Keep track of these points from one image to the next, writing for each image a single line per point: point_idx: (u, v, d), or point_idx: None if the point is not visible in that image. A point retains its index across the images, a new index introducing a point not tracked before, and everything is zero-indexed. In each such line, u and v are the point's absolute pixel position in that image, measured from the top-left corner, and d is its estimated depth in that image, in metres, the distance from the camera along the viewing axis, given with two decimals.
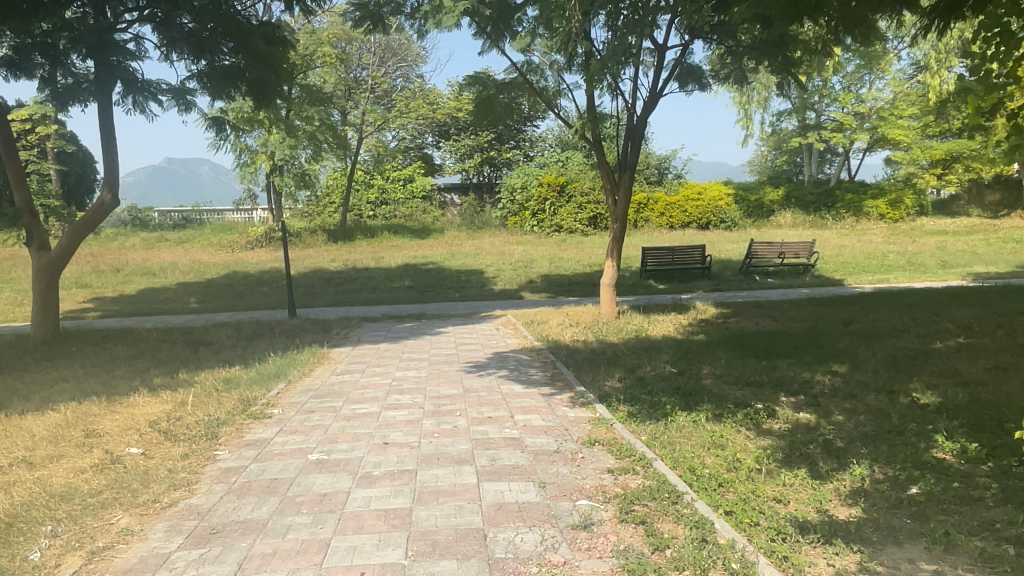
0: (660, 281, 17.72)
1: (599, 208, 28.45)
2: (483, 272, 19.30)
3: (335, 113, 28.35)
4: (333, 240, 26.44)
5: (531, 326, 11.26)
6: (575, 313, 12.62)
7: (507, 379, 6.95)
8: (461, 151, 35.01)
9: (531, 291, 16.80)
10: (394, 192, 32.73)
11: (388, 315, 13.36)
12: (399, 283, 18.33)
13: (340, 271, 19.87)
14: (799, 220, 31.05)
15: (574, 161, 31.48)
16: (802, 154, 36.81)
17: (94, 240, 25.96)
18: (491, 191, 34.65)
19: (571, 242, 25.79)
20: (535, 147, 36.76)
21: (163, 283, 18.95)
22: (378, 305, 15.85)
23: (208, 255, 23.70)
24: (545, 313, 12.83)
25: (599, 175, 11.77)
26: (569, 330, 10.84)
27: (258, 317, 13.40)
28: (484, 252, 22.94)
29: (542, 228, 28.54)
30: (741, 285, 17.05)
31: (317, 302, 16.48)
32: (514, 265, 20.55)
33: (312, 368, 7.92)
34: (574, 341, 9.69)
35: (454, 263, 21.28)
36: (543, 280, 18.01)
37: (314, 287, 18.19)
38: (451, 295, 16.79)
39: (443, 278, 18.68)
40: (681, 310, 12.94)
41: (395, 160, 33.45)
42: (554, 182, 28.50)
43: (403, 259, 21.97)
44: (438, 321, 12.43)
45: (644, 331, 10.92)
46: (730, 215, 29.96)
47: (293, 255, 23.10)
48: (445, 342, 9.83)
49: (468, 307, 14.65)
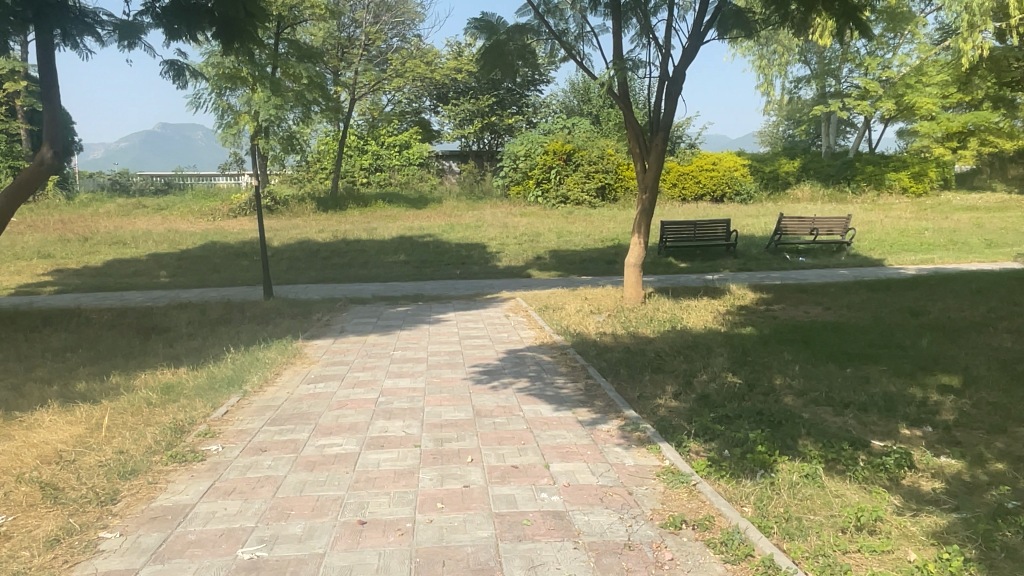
0: (680, 259, 16.06)
1: (607, 178, 26.60)
2: (486, 247, 17.62)
3: (327, 73, 26.44)
4: (324, 209, 24.68)
5: (546, 313, 9.62)
6: (594, 297, 10.99)
7: (528, 395, 5.31)
8: (460, 117, 33.03)
9: (540, 269, 15.14)
10: (389, 158, 30.87)
11: (379, 297, 11.70)
12: (393, 258, 16.64)
13: (329, 243, 18.17)
14: (818, 194, 29.33)
15: (580, 128, 29.60)
16: (819, 125, 35.01)
17: (66, 205, 24.13)
18: (492, 159, 32.77)
19: (579, 214, 24.04)
20: (538, 113, 34.82)
21: (134, 254, 17.22)
22: (369, 283, 14.18)
23: (188, 223, 21.93)
24: (559, 296, 11.18)
25: (627, 135, 10.05)
26: (591, 319, 9.20)
27: (231, 296, 11.73)
28: (485, 224, 21.25)
29: (546, 199, 26.78)
30: (771, 265, 15.38)
31: (302, 279, 14.82)
32: (519, 239, 18.85)
33: (280, 370, 6.28)
34: (601, 334, 8.06)
35: (453, 235, 19.59)
36: (550, 256, 16.33)
37: (299, 261, 16.50)
38: (450, 273, 15.12)
39: (441, 252, 16.99)
40: (715, 295, 11.30)
41: (390, 125, 31.52)
42: (559, 149, 26.65)
43: (398, 230, 20.27)
44: (436, 305, 10.78)
45: (680, 320, 9.29)
46: (746, 187, 28.24)
47: (280, 225, 21.35)
48: (446, 334, 8.18)
49: (470, 288, 12.99)
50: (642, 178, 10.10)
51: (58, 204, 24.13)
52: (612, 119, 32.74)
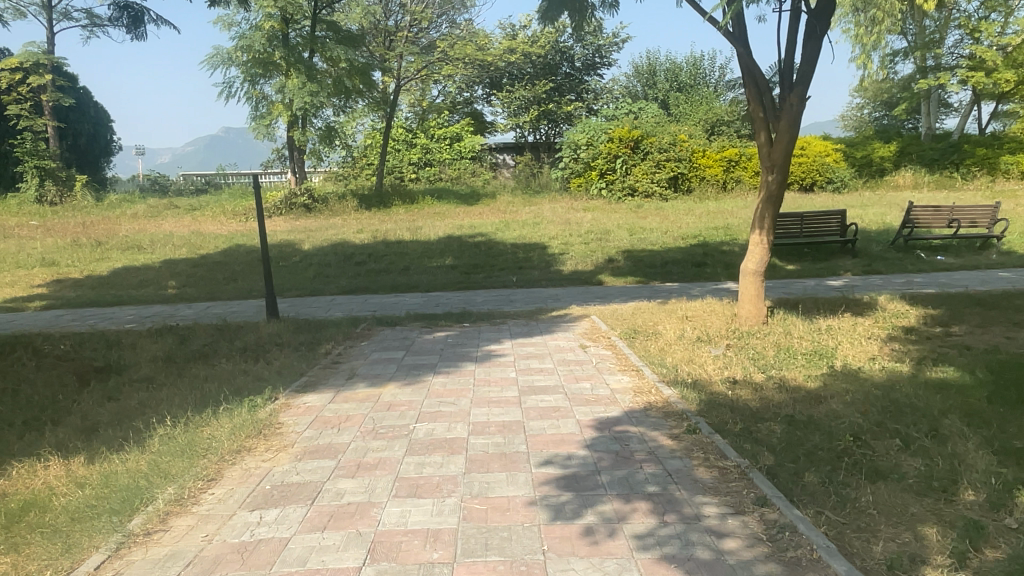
0: (784, 260, 13.10)
1: (680, 168, 23.64)
2: (547, 247, 14.97)
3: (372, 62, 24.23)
4: (367, 207, 22.40)
5: (637, 342, 6.92)
6: (697, 316, 8.25)
7: (662, 561, 2.62)
8: (515, 104, 30.35)
9: (613, 274, 12.45)
10: (439, 152, 28.47)
11: (414, 315, 9.18)
12: (437, 261, 14.14)
13: (366, 245, 15.77)
14: (922, 181, 25.69)
15: (648, 113, 26.63)
16: (916, 105, 31.04)
17: (94, 207, 22.42)
18: (549, 151, 30.12)
19: (650, 208, 21.18)
20: (600, 100, 31.88)
21: (146, 261, 15.09)
22: (406, 295, 11.71)
23: (217, 225, 19.89)
24: (647, 317, 8.46)
25: (746, 95, 7.31)
26: (704, 353, 6.47)
27: (231, 317, 9.34)
28: (545, 221, 18.60)
29: (611, 191, 23.88)
30: (903, 266, 12.27)
31: (328, 290, 12.42)
32: (584, 237, 16.13)
33: (222, 469, 3.75)
34: (733, 385, 5.31)
35: (509, 233, 17.01)
36: (625, 258, 13.56)
37: (329, 267, 14.12)
38: (504, 280, 12.51)
39: (494, 255, 14.40)
40: (860, 311, 8.38)
41: (440, 116, 29.11)
42: (626, 135, 23.77)
43: (446, 229, 17.80)
44: (487, 328, 8.18)
45: (835, 356, 6.47)
46: (840, 173, 24.81)
47: (316, 225, 19.12)
48: (500, 379, 5.56)
49: (530, 302, 10.34)
50: (766, 153, 7.34)
51: (86, 206, 22.43)
52: (683, 103, 29.67)
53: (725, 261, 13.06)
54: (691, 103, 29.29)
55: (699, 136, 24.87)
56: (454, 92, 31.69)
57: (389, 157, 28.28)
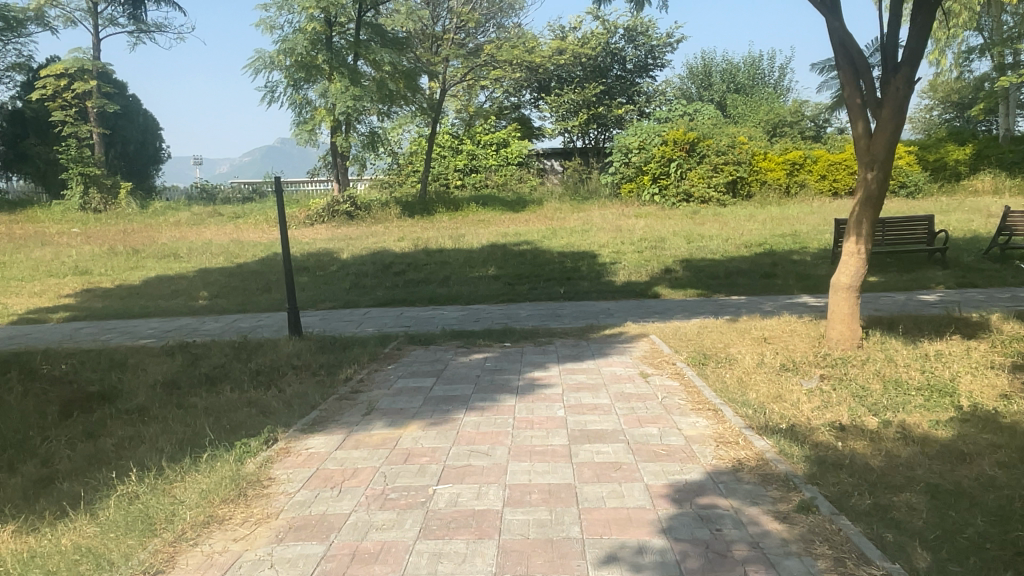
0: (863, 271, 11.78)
1: (739, 171, 22.34)
2: (598, 256, 13.92)
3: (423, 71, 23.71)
4: (410, 214, 21.64)
5: (710, 371, 5.83)
6: (777, 340, 7.10)
7: None
8: (564, 107, 29.34)
9: (672, 286, 11.33)
10: (485, 158, 27.65)
11: (451, 332, 8.23)
12: (480, 271, 13.22)
13: (406, 254, 14.95)
14: (1004, 185, 23.74)
15: (704, 115, 25.34)
16: (994, 105, 28.85)
17: (137, 215, 22.22)
18: (600, 156, 29.00)
19: (707, 214, 19.96)
20: (653, 103, 30.64)
21: (180, 270, 14.55)
22: (445, 307, 10.80)
23: (257, 233, 19.38)
24: (717, 339, 7.33)
25: (841, 78, 6.23)
26: (796, 388, 5.33)
27: (253, 333, 8.55)
28: (596, 228, 17.54)
29: (665, 197, 22.70)
30: (1004, 277, 10.83)
31: (363, 302, 11.59)
32: (638, 245, 15.02)
33: (175, 554, 2.83)
34: (843, 436, 4.19)
35: (557, 241, 16.00)
36: (684, 268, 12.42)
37: (366, 277, 13.31)
38: (551, 292, 11.50)
39: (541, 264, 13.40)
40: (972, 333, 7.09)
41: (487, 121, 28.31)
42: (681, 138, 22.51)
43: (490, 237, 16.89)
44: (532, 348, 7.17)
45: (958, 391, 5.27)
46: (914, 177, 23.17)
47: (356, 233, 18.43)
48: (547, 420, 4.52)
49: (580, 317, 9.29)
50: (864, 146, 6.23)
51: (129, 214, 22.22)
52: (741, 104, 28.26)
53: (796, 272, 11.81)
54: (749, 104, 27.87)
55: (759, 139, 23.59)
56: (501, 97, 30.87)
57: (435, 163, 27.56)
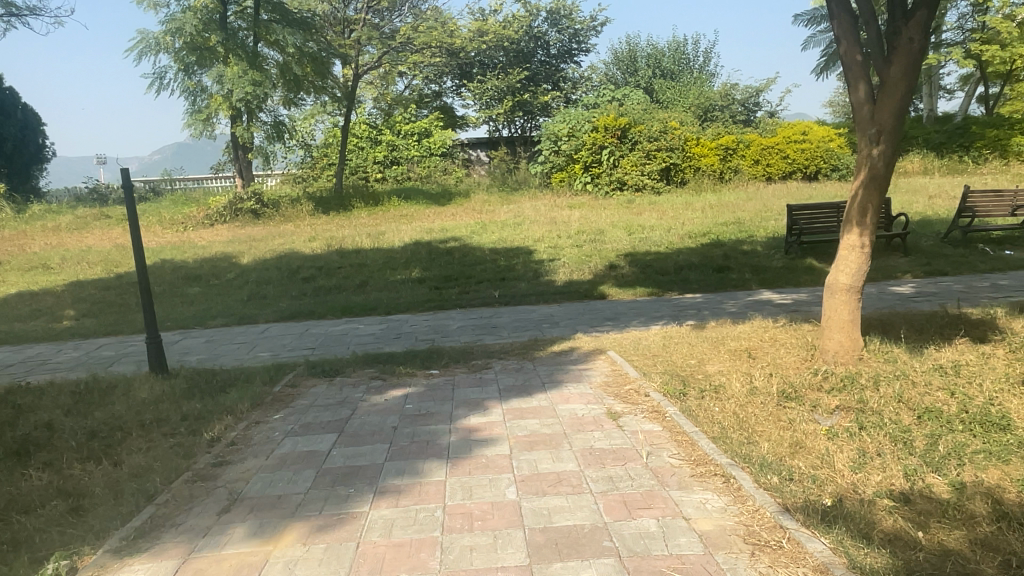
0: (821, 261, 10.80)
1: (672, 158, 21.44)
2: (533, 252, 12.59)
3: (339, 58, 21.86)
4: (324, 211, 19.78)
5: (695, 407, 4.51)
6: (760, 354, 5.86)
7: None
8: (487, 94, 27.85)
9: (619, 285, 10.09)
10: (407, 149, 25.96)
11: (364, 355, 6.66)
12: (402, 274, 11.67)
13: (317, 256, 13.24)
14: (932, 165, 23.51)
15: (633, 99, 24.33)
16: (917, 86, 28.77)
17: (10, 220, 19.64)
18: (527, 145, 27.68)
19: (642, 203, 18.97)
20: (578, 89, 29.67)
21: (49, 284, 12.44)
22: (361, 320, 9.22)
23: (149, 237, 17.24)
24: (688, 355, 6.05)
25: (840, 32, 5.06)
26: (814, 429, 4.06)
27: (111, 368, 6.81)
28: (528, 221, 16.21)
29: (597, 186, 21.55)
30: (971, 263, 10.00)
31: (263, 316, 9.86)
32: (576, 239, 13.75)
33: None
34: (923, 522, 2.89)
35: (487, 236, 14.59)
36: (630, 263, 11.19)
37: (269, 284, 11.55)
38: (483, 297, 10.05)
39: (470, 263, 11.96)
40: (982, 336, 6.02)
41: (406, 111, 26.54)
42: (612, 124, 21.44)
43: (413, 234, 15.33)
44: (464, 377, 5.69)
45: (1014, 422, 4.11)
46: (845, 159, 22.81)
47: (262, 233, 16.53)
48: (491, 512, 3.10)
49: (520, 328, 7.86)
50: (869, 114, 5.03)
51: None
52: (669, 87, 27.40)
53: (751, 264, 10.72)
54: (677, 88, 27.04)
55: (691, 123, 22.73)
56: (421, 85, 29.19)
57: (352, 156, 25.61)
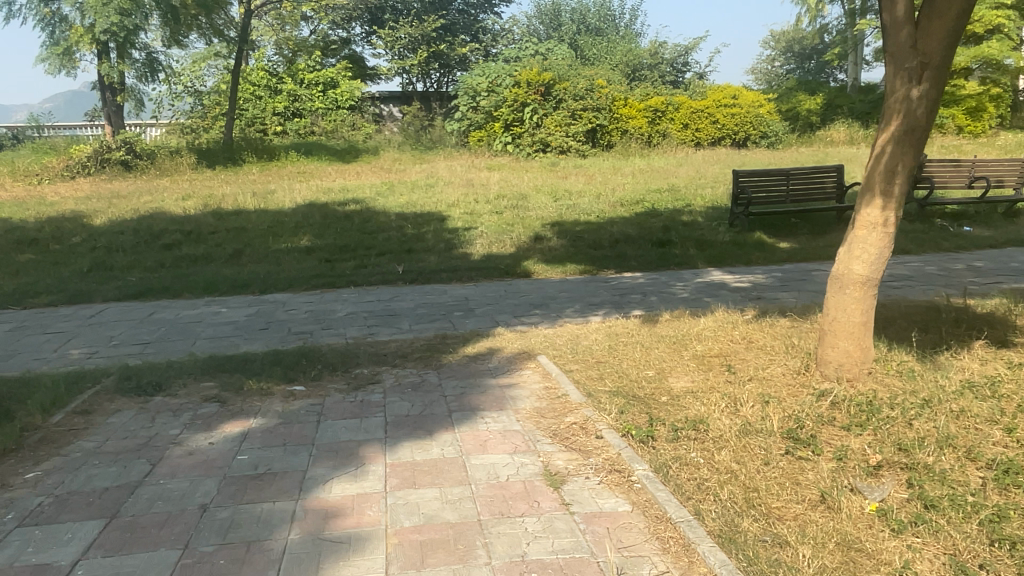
0: (771, 235, 9.59)
1: (599, 119, 20.02)
2: (446, 218, 10.90)
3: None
4: (210, 165, 17.37)
5: (673, 465, 3.01)
6: (736, 362, 4.46)
7: None
8: (400, 43, 25.52)
9: (547, 260, 8.59)
10: (310, 100, 23.46)
11: (207, 361, 4.86)
12: (290, 242, 9.81)
13: (189, 217, 11.10)
14: (858, 134, 22.92)
15: (557, 54, 22.66)
16: (843, 54, 28.21)
17: None
18: (443, 101, 25.65)
19: (566, 166, 17.53)
20: (499, 42, 27.87)
21: None
22: (227, 301, 7.35)
23: None
24: (641, 363, 4.58)
25: None
26: (859, 510, 2.65)
27: None
28: (442, 182, 14.46)
29: (518, 146, 19.92)
30: (934, 241, 8.99)
31: (102, 293, 7.79)
32: (495, 204, 12.15)
33: None
34: None
35: (394, 199, 12.79)
36: (558, 234, 9.69)
37: (121, 252, 9.41)
38: (384, 273, 8.32)
39: (373, 230, 10.19)
40: (1003, 338, 4.79)
41: (311, 58, 24.02)
42: (535, 79, 19.81)
43: (309, 193, 13.35)
44: (338, 398, 4.03)
45: None
46: (773, 126, 21.97)
47: (129, 188, 14.13)
48: None
49: (425, 316, 6.22)
50: (910, 40, 3.62)
51: None
52: (594, 44, 25.88)
53: (694, 237, 9.39)
54: (602, 44, 25.55)
55: (618, 82, 21.30)
56: (327, 30, 26.60)
57: (248, 105, 22.91)
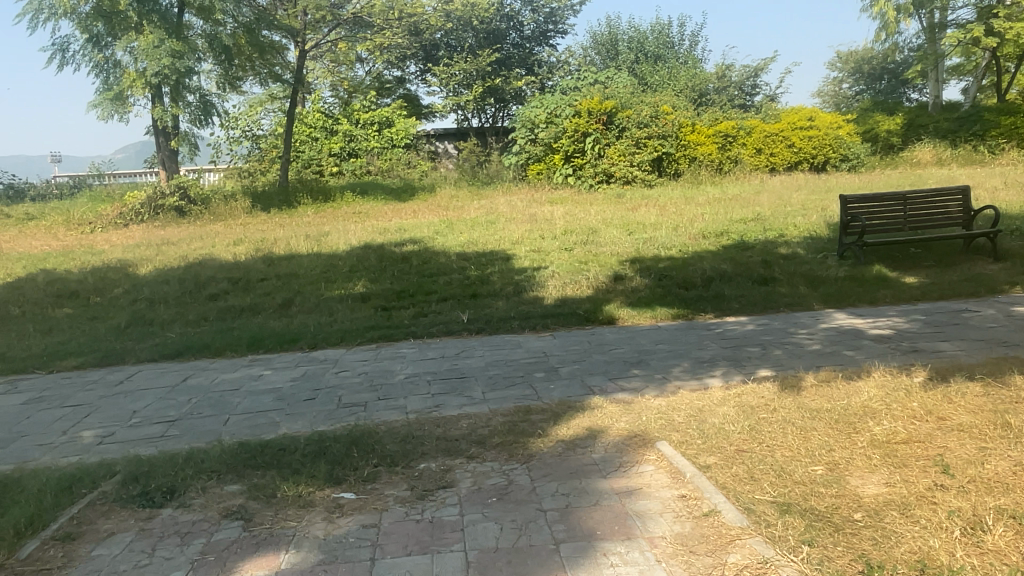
0: (891, 268, 8.26)
1: (665, 147, 18.91)
2: (513, 258, 9.90)
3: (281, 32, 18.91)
4: (264, 208, 16.85)
5: None
6: (940, 459, 3.25)
7: None
8: (455, 79, 25.03)
9: (633, 304, 7.46)
10: (365, 139, 23.00)
11: (235, 450, 3.86)
12: (344, 288, 8.93)
13: (238, 264, 10.36)
14: (947, 154, 21.18)
15: (618, 81, 21.72)
16: (922, 72, 26.52)
17: None
18: (499, 135, 24.95)
19: (634, 197, 16.42)
20: (555, 73, 27.13)
21: None
22: (272, 361, 6.41)
23: (44, 238, 14.16)
24: (803, 456, 3.42)
25: None
26: None
27: None
28: (505, 219, 13.52)
29: (580, 178, 18.93)
30: None
31: (136, 353, 6.96)
32: (564, 240, 11.10)
33: None
34: None
35: (454, 238, 11.87)
36: (641, 273, 8.55)
37: (162, 305, 8.64)
38: (447, 322, 7.30)
39: (433, 273, 9.25)
40: None
41: (366, 98, 23.64)
42: (597, 108, 18.87)
43: (365, 235, 12.57)
44: (401, 518, 2.97)
45: None
46: (854, 149, 20.45)
47: (181, 234, 13.59)
48: None
49: (501, 380, 5.14)
50: None
51: None
52: (654, 71, 24.91)
53: (801, 273, 8.13)
54: (664, 70, 24.53)
55: (684, 108, 20.21)
56: (381, 69, 26.33)
57: (304, 147, 22.59)
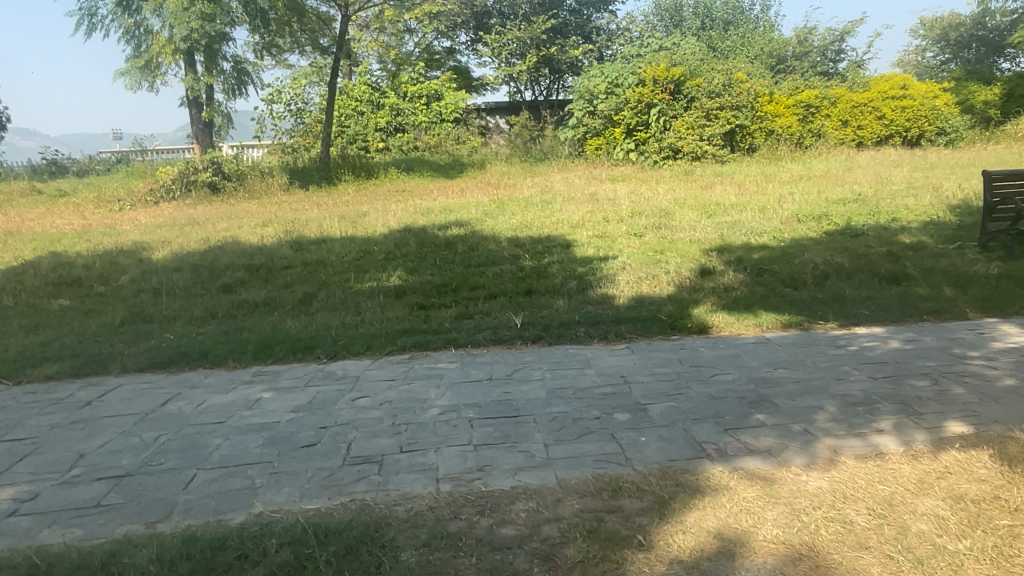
0: None
1: (739, 118, 17.09)
2: (573, 244, 8.45)
3: None
4: (302, 185, 15.73)
5: None
6: None
7: None
8: (507, 49, 23.47)
9: (729, 307, 5.94)
10: (412, 113, 21.69)
11: (175, 550, 2.54)
12: (376, 279, 7.62)
13: (262, 248, 9.15)
14: None
15: (685, 47, 19.90)
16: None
17: None
18: (553, 109, 23.35)
19: (705, 174, 14.75)
20: (614, 41, 25.30)
21: None
22: (278, 376, 5.12)
23: (70, 217, 13.27)
24: None
25: None
26: None
27: None
28: (561, 199, 12.04)
29: (643, 154, 17.28)
30: None
31: (123, 359, 5.77)
32: (632, 224, 9.60)
33: None
34: None
35: (505, 219, 10.48)
36: (733, 266, 7.01)
37: (169, 297, 7.45)
38: (496, 327, 5.91)
39: (480, 263, 7.88)
40: None
41: (413, 70, 22.29)
42: (664, 75, 17.14)
43: (405, 216, 11.26)
44: None
45: None
46: (952, 121, 18.24)
47: (209, 214, 12.50)
48: None
49: (570, 424, 3.72)
50: None
51: None
52: (724, 37, 22.92)
53: (939, 269, 6.48)
54: (735, 36, 22.55)
55: (759, 76, 18.30)
56: (430, 40, 24.90)
57: (348, 121, 21.40)
